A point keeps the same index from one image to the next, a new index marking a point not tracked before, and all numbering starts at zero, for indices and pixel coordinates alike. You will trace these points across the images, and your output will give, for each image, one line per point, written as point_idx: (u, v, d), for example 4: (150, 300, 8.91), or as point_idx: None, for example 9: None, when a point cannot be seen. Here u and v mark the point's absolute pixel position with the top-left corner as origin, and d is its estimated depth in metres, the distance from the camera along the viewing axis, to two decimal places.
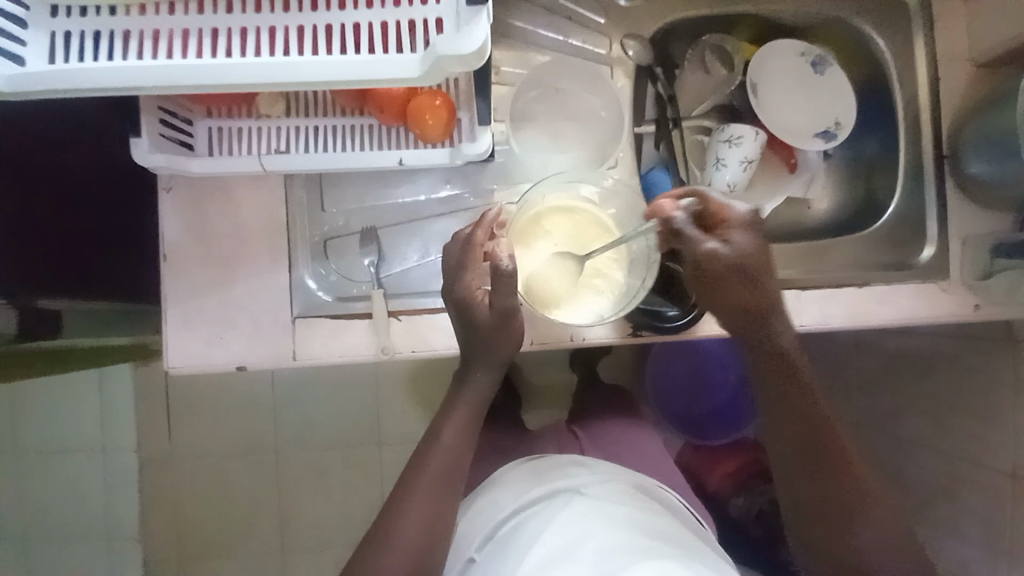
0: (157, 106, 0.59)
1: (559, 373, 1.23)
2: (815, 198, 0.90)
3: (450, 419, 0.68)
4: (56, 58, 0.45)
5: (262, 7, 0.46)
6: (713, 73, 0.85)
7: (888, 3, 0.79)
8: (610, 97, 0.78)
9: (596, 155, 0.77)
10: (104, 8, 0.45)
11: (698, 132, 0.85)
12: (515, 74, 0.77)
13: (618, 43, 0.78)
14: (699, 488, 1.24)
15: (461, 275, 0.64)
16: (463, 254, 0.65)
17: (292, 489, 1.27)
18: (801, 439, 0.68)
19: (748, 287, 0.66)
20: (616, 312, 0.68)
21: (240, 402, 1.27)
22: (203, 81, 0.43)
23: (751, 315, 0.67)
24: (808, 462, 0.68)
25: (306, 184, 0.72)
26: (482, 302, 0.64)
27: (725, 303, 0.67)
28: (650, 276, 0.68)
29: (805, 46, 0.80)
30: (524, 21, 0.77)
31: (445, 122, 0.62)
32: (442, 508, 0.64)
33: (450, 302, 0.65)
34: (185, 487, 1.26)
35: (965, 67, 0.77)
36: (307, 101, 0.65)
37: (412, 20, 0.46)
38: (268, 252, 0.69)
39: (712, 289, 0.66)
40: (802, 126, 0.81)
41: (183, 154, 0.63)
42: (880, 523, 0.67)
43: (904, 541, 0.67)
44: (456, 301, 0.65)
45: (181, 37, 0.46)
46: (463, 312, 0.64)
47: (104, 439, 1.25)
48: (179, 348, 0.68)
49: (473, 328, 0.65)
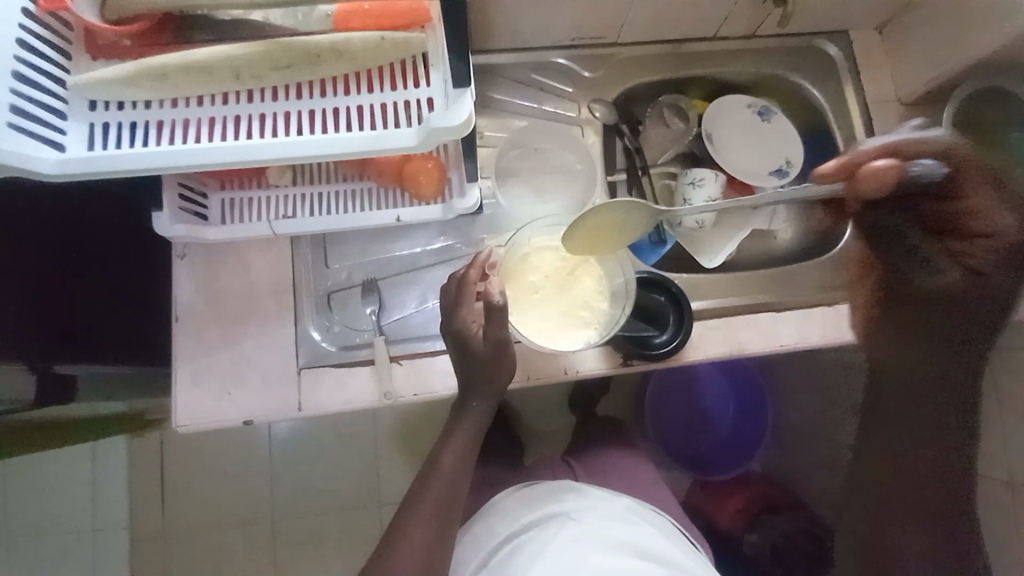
0: (177, 182, 0.65)
1: (558, 414, 1.24)
2: (779, 230, 0.94)
3: (449, 446, 0.70)
4: (95, 144, 0.52)
5: (278, 95, 0.54)
6: (673, 126, 0.94)
7: (818, 61, 0.90)
8: (583, 153, 0.87)
9: (574, 203, 0.86)
10: (139, 103, 0.53)
11: (665, 177, 0.93)
12: (498, 137, 0.88)
13: (586, 107, 0.88)
14: (709, 530, 1.21)
15: (458, 311, 0.69)
16: (459, 290, 0.70)
17: (292, 557, 1.22)
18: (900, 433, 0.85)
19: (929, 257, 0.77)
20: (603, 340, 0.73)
21: (238, 468, 1.25)
22: (226, 159, 0.49)
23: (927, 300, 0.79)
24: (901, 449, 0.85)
25: (312, 244, 0.79)
26: (477, 333, 0.68)
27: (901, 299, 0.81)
28: (630, 305, 0.73)
29: (751, 99, 0.91)
30: (502, 93, 0.87)
31: (438, 181, 0.69)
32: (443, 548, 0.65)
33: (447, 336, 0.70)
34: (178, 563, 1.21)
35: (892, 109, 0.88)
36: (312, 170, 0.72)
37: (408, 100, 0.54)
38: (276, 308, 0.74)
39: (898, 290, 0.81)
40: (757, 167, 0.90)
41: (200, 223, 0.69)
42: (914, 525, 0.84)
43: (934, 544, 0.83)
44: (453, 333, 0.69)
45: (208, 124, 0.53)
46: (460, 343, 0.68)
47: (94, 518, 1.22)
48: (189, 408, 0.70)
49: (469, 357, 0.68)
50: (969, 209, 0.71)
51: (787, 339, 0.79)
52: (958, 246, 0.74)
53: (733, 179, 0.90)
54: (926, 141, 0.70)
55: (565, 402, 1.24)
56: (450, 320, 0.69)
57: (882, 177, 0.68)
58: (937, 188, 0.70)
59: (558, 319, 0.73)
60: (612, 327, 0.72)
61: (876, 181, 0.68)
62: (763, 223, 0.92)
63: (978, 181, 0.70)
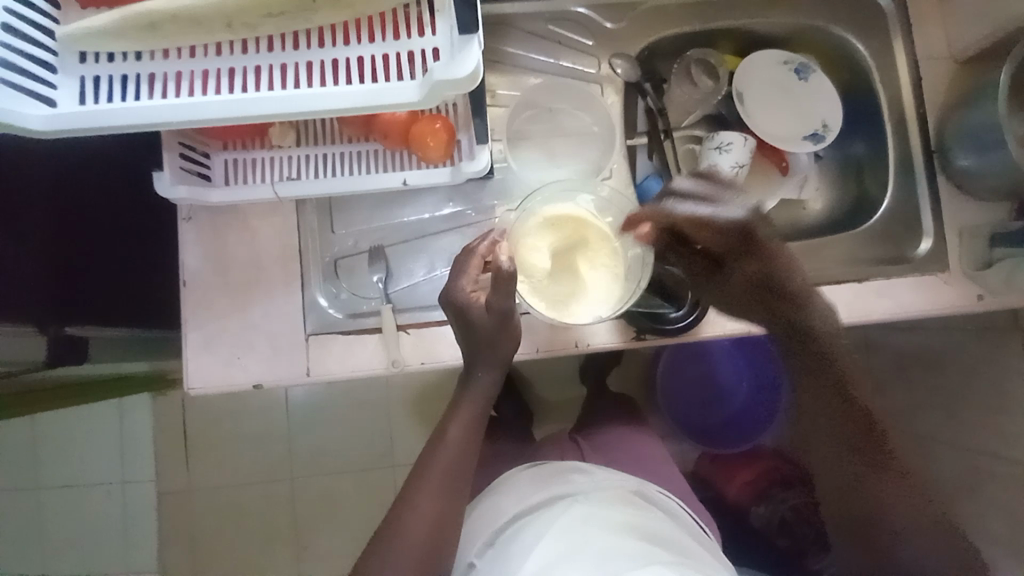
0: (177, 142, 0.63)
1: (571, 384, 1.24)
2: (809, 199, 0.91)
3: (455, 418, 0.69)
4: (86, 99, 0.49)
5: (274, 46, 0.50)
6: (701, 84, 0.86)
7: (867, 11, 0.81)
8: (601, 112, 0.82)
9: (590, 168, 0.82)
10: (130, 55, 0.49)
11: (689, 141, 0.88)
12: (511, 96, 0.82)
13: (606, 62, 0.82)
14: (714, 500, 1.20)
15: (459, 279, 0.68)
16: (463, 259, 0.69)
17: (307, 511, 1.27)
18: (844, 412, 0.72)
19: (772, 266, 0.75)
20: (614, 313, 0.70)
21: (257, 426, 1.29)
22: (222, 114, 0.46)
23: (764, 297, 0.74)
24: (848, 433, 0.72)
25: (317, 208, 0.76)
26: (479, 303, 0.66)
27: (771, 310, 0.74)
28: (638, 288, 0.71)
29: (787, 55, 0.84)
30: (515, 47, 0.81)
31: (445, 143, 0.65)
32: (445, 523, 0.64)
33: (447, 306, 0.68)
34: (204, 517, 1.27)
35: (942, 67, 0.79)
36: (315, 129, 0.69)
37: (410, 52, 0.49)
38: (282, 275, 0.73)
39: (761, 297, 0.75)
40: (790, 132, 0.84)
41: (202, 184, 0.67)
42: (898, 486, 0.69)
43: (932, 514, 0.68)
44: (453, 303, 0.67)
45: (201, 78, 0.50)
46: (461, 313, 0.67)
47: (123, 468, 1.28)
48: (201, 371, 0.70)
49: (471, 326, 0.66)
50: (744, 220, 0.77)
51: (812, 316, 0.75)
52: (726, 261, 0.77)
53: (762, 145, 0.86)
54: (717, 209, 0.77)
55: (577, 374, 1.23)
56: (452, 288, 0.67)
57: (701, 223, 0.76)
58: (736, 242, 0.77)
59: (570, 283, 0.70)
60: (619, 306, 0.70)
61: (706, 232, 0.76)
62: (792, 191, 0.89)
63: (743, 235, 0.77)
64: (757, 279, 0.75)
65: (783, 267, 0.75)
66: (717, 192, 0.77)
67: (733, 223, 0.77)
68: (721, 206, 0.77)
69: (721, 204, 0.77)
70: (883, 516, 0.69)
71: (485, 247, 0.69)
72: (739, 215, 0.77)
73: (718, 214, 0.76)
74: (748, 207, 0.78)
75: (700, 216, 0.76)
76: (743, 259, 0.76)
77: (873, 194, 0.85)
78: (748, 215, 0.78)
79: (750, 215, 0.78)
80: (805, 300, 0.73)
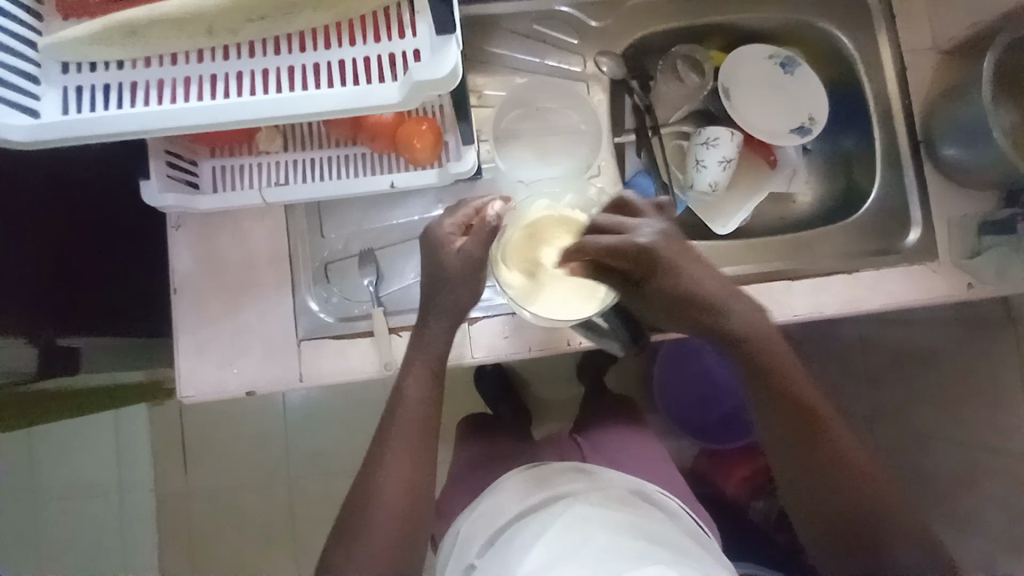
0: (164, 149, 0.63)
1: (568, 382, 1.24)
2: (798, 192, 0.91)
3: (411, 371, 0.67)
4: (69, 108, 0.49)
5: (256, 52, 0.49)
6: (687, 81, 0.87)
7: (852, 4, 0.82)
8: (589, 110, 0.82)
9: (579, 165, 0.81)
10: (113, 64, 0.49)
11: (677, 137, 0.88)
12: (498, 96, 0.82)
13: (591, 60, 0.82)
14: (713, 497, 1.21)
15: (440, 219, 0.68)
16: (456, 207, 0.70)
17: (307, 516, 1.27)
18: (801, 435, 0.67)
19: (692, 280, 0.67)
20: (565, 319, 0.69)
21: (254, 432, 1.28)
22: (204, 121, 0.46)
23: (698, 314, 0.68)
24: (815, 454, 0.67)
25: (306, 213, 0.77)
26: (451, 244, 0.67)
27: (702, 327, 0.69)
28: (596, 312, 0.69)
29: (773, 50, 0.84)
30: (503, 47, 0.81)
31: (433, 144, 0.66)
32: (417, 487, 0.65)
33: (422, 239, 0.68)
34: (202, 525, 1.27)
35: (927, 58, 0.80)
36: (303, 133, 0.69)
37: (392, 54, 0.49)
38: (274, 280, 0.73)
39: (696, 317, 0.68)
40: (778, 126, 0.84)
41: (190, 192, 0.67)
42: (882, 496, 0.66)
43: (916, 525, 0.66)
44: (428, 237, 0.68)
45: (183, 85, 0.50)
46: (431, 249, 0.67)
47: (121, 477, 1.27)
48: (193, 379, 0.70)
49: (438, 261, 0.67)
50: (648, 246, 0.65)
51: (804, 309, 0.75)
52: (643, 287, 0.67)
53: (749, 140, 0.86)
54: (624, 238, 0.65)
55: (574, 373, 1.23)
56: (433, 226, 0.68)
57: (611, 253, 0.64)
58: (648, 270, 0.66)
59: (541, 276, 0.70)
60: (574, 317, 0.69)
61: (617, 258, 0.65)
62: (783, 185, 0.90)
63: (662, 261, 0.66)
64: (679, 303, 0.67)
65: (693, 280, 0.67)
66: (623, 220, 0.66)
67: (637, 246, 0.65)
68: (635, 229, 0.66)
69: (631, 229, 0.66)
70: (847, 504, 0.66)
71: (479, 204, 0.69)
72: (645, 240, 0.65)
73: (633, 241, 0.65)
74: (656, 229, 0.67)
75: (612, 246, 0.64)
76: (659, 285, 0.67)
77: (862, 186, 0.86)
78: (653, 239, 0.66)
79: (658, 238, 0.66)
80: (721, 311, 0.68)
